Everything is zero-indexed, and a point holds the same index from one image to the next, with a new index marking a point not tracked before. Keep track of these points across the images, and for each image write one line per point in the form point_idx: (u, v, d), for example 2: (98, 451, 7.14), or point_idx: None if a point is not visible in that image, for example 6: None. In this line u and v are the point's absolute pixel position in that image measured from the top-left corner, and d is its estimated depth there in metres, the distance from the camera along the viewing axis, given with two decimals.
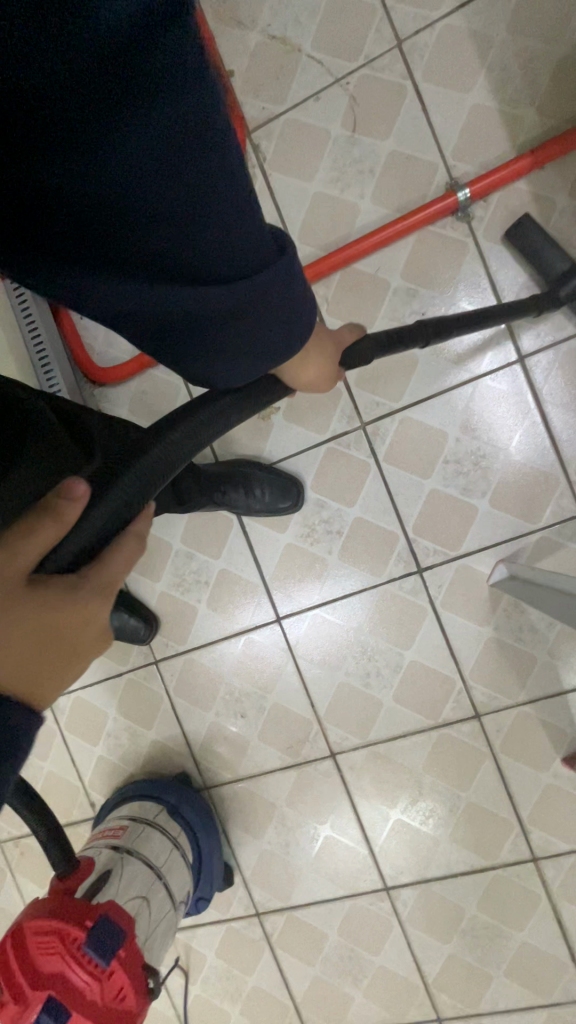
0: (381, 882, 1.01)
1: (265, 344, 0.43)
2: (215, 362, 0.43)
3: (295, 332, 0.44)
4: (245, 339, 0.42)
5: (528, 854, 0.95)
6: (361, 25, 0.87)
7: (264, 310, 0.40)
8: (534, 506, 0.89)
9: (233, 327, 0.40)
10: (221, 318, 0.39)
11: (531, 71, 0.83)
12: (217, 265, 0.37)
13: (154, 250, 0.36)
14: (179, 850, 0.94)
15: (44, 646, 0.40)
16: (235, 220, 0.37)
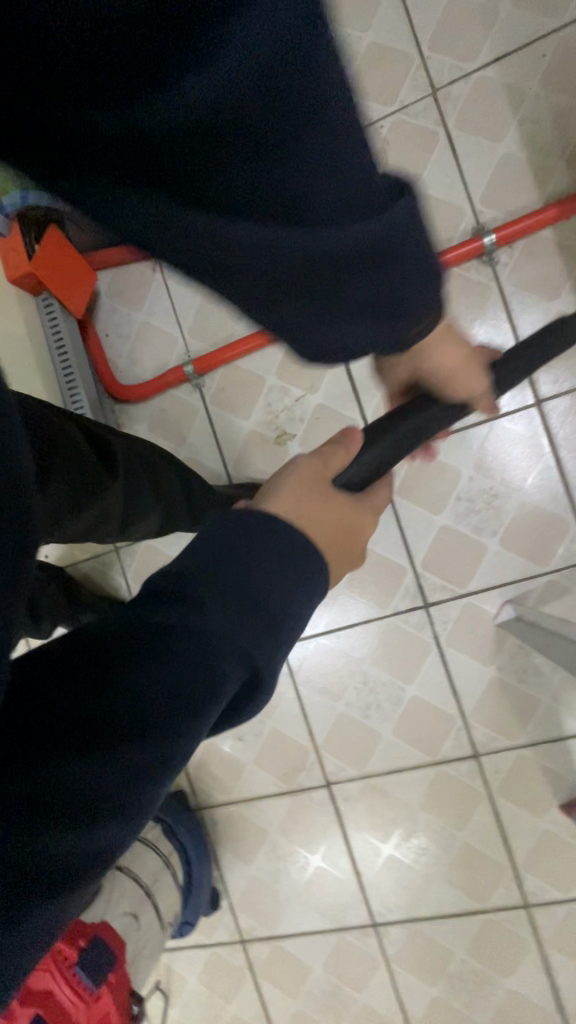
0: (369, 917, 1.00)
1: (407, 294, 0.38)
2: (345, 322, 0.39)
3: (429, 295, 0.40)
4: (389, 291, 0.38)
5: (520, 901, 0.93)
6: (398, 72, 0.90)
7: (401, 253, 0.37)
8: (544, 548, 0.89)
9: (372, 278, 0.36)
10: (352, 254, 0.35)
11: (561, 124, 0.85)
12: (330, 204, 0.34)
13: (257, 198, 0.33)
14: (170, 868, 0.95)
15: (349, 530, 0.48)
16: (349, 154, 0.34)
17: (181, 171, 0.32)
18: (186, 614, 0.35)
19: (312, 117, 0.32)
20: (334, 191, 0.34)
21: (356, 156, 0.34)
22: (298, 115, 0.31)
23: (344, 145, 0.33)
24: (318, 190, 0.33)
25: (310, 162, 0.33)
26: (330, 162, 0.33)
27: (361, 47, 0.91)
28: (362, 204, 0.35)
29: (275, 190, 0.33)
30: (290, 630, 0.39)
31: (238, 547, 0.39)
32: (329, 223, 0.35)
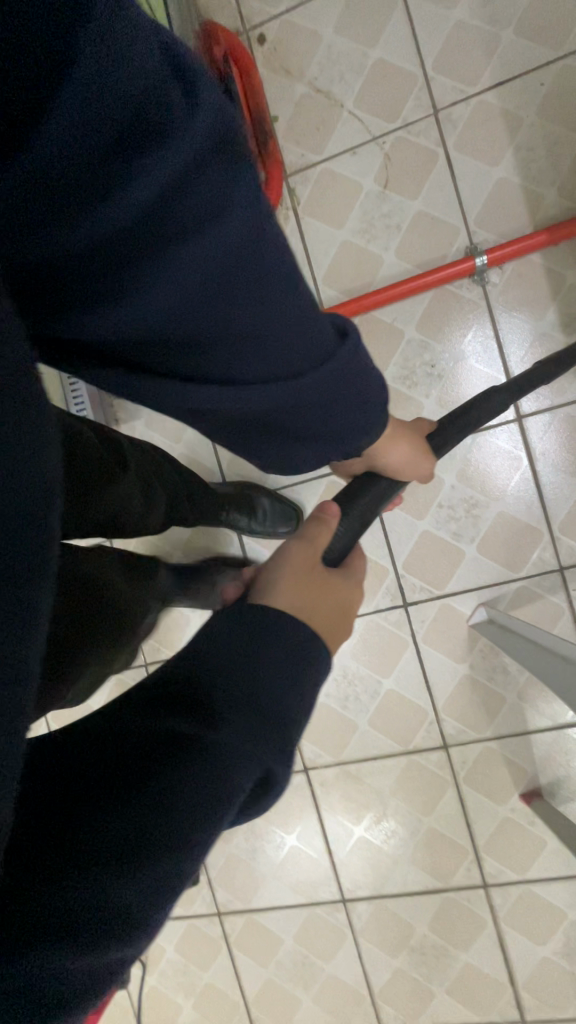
0: (339, 894, 1.07)
1: (343, 422, 0.45)
2: (287, 446, 0.45)
3: (377, 411, 0.46)
4: (322, 427, 0.44)
5: (479, 881, 1.00)
6: (402, 91, 0.93)
7: (336, 399, 0.43)
8: (517, 556, 0.95)
9: (307, 419, 0.43)
10: (287, 408, 0.41)
11: (555, 153, 0.89)
12: (282, 357, 0.39)
13: (222, 362, 0.37)
14: None
15: (349, 604, 0.55)
16: (295, 316, 0.38)
17: (161, 356, 0.36)
18: (204, 721, 0.38)
19: (243, 300, 0.35)
20: (286, 349, 0.39)
21: (299, 330, 0.39)
22: (244, 306, 0.36)
23: (289, 327, 0.38)
24: (260, 365, 0.38)
25: (266, 334, 0.37)
26: (270, 342, 0.38)
27: (368, 63, 0.94)
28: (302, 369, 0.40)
29: (233, 365, 0.38)
30: (294, 729, 0.42)
31: (249, 651, 0.42)
32: (277, 374, 0.39)
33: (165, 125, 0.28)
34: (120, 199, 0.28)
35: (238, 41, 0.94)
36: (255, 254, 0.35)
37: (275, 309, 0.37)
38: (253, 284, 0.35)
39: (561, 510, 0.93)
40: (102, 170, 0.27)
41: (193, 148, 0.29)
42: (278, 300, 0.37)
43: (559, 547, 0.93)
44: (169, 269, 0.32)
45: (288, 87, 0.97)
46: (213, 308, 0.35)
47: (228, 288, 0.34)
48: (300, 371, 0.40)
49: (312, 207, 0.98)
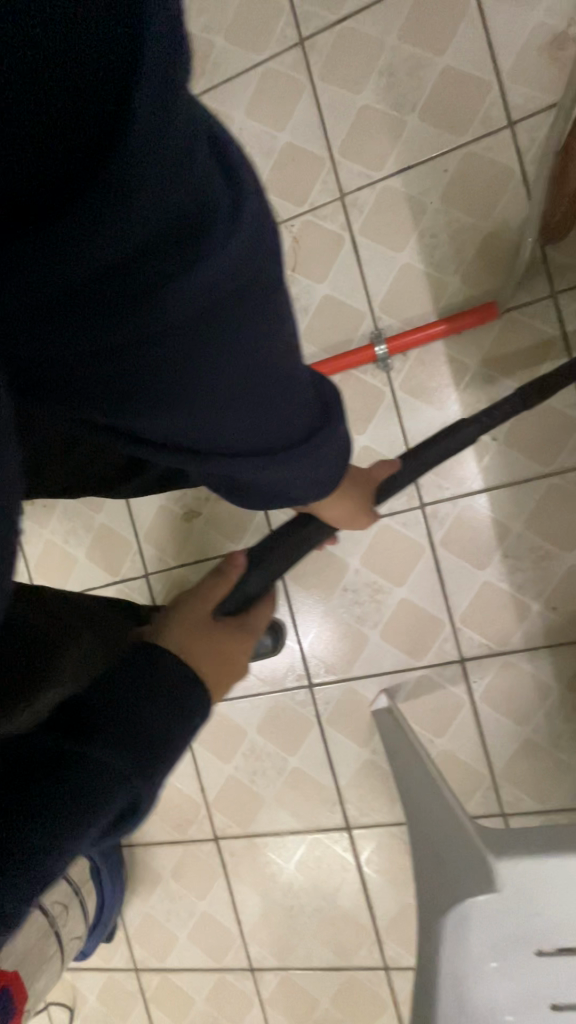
0: (247, 962, 1.08)
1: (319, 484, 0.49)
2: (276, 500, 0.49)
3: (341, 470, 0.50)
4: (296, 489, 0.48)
5: (380, 963, 1.00)
6: (309, 174, 0.92)
7: (315, 468, 0.46)
8: (418, 643, 0.93)
9: (287, 481, 0.46)
10: (283, 470, 0.45)
11: (458, 241, 0.87)
12: (281, 426, 0.43)
13: (230, 423, 0.41)
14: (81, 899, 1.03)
15: (231, 652, 0.63)
16: (294, 390, 0.42)
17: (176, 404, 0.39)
18: (92, 743, 0.42)
19: (257, 375, 0.40)
20: (284, 422, 0.43)
21: (294, 398, 0.43)
22: (255, 380, 0.40)
23: (287, 399, 0.42)
24: (263, 433, 0.42)
25: (272, 404, 0.41)
26: (268, 409, 0.41)
27: (277, 146, 0.94)
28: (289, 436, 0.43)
29: (239, 428, 0.42)
30: (172, 749, 0.47)
31: (132, 692, 0.48)
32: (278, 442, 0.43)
33: (212, 222, 0.32)
34: (171, 286, 0.32)
35: None
36: (270, 336, 0.39)
37: (282, 382, 0.41)
38: (266, 362, 0.40)
39: (461, 601, 0.91)
40: (149, 258, 0.31)
41: (239, 248, 0.34)
42: (286, 376, 0.41)
43: (460, 638, 0.91)
44: (202, 345, 0.36)
45: None
46: (232, 378, 0.39)
47: (246, 365, 0.39)
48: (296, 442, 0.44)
49: None
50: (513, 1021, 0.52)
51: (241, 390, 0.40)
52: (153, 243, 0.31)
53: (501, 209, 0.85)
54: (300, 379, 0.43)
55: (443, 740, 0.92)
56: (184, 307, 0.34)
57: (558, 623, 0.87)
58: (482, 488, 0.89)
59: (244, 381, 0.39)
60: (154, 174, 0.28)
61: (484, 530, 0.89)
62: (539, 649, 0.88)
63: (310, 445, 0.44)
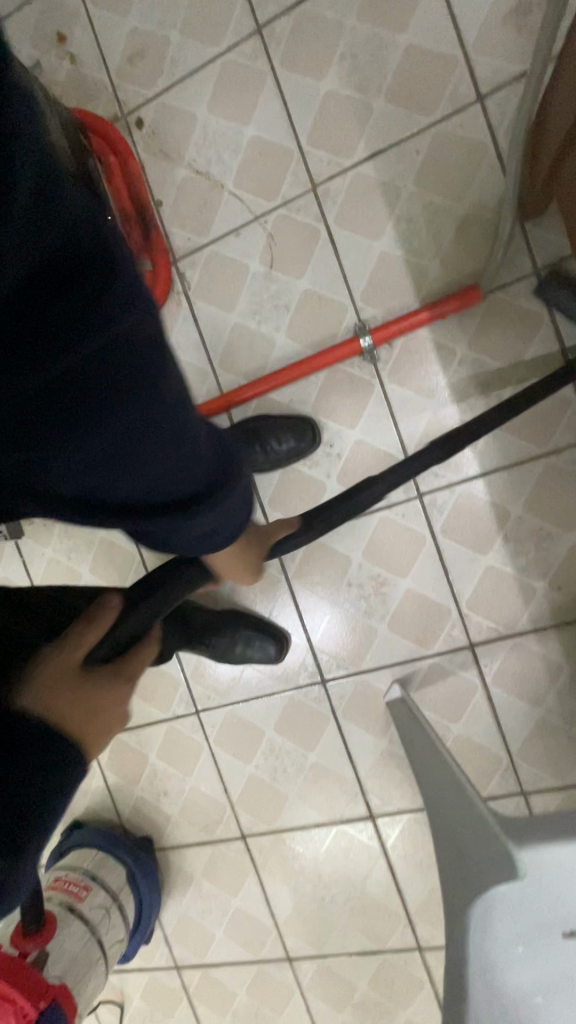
0: (284, 952, 1.10)
1: (217, 541, 0.49)
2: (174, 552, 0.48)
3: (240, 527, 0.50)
4: (212, 540, 0.48)
5: (414, 943, 1.02)
6: (279, 167, 0.90)
7: (226, 522, 0.47)
8: (426, 631, 0.93)
9: (203, 535, 0.46)
10: (178, 526, 0.43)
11: (435, 224, 0.85)
12: (172, 484, 0.41)
13: (120, 480, 0.39)
14: (123, 909, 1.05)
15: (104, 706, 0.58)
16: (187, 448, 0.41)
17: (62, 460, 0.36)
18: None
19: (149, 431, 0.38)
20: (175, 478, 0.41)
21: (188, 455, 0.41)
22: (147, 439, 0.38)
23: (195, 457, 0.42)
24: (153, 487, 0.41)
25: (166, 461, 0.40)
26: (178, 466, 0.41)
27: (243, 140, 0.91)
28: (198, 491, 0.43)
29: (129, 483, 0.39)
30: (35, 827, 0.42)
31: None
32: (168, 496, 0.42)
33: (89, 276, 0.31)
34: (47, 340, 0.30)
35: (111, 130, 0.93)
36: (158, 392, 0.37)
37: (176, 440, 0.40)
38: (159, 420, 0.38)
39: (466, 586, 0.91)
40: (20, 306, 0.28)
41: (115, 310, 0.32)
42: (180, 435, 0.40)
43: (468, 624, 0.91)
44: (85, 397, 0.34)
45: (169, 171, 0.95)
46: (124, 434, 0.37)
47: (136, 422, 0.37)
48: (188, 499, 0.43)
49: (202, 290, 0.96)
50: (544, 1005, 0.53)
51: (133, 448, 0.38)
52: (29, 295, 0.29)
53: (477, 187, 0.83)
54: (197, 438, 0.42)
55: (458, 725, 0.93)
56: (63, 358, 0.31)
57: (564, 601, 0.87)
58: (479, 472, 0.88)
59: (138, 438, 0.38)
60: (18, 224, 0.26)
61: (483, 514, 0.89)
62: (547, 628, 0.88)
63: (221, 497, 0.45)
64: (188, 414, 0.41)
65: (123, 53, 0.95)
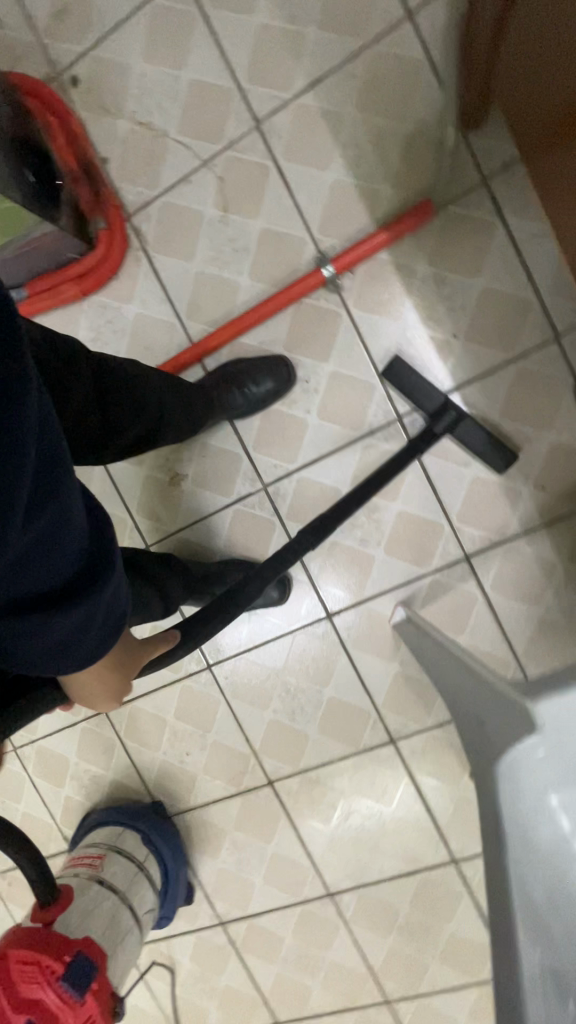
0: (325, 889, 1.12)
1: (88, 643, 0.50)
2: (40, 657, 0.48)
3: (112, 625, 0.53)
4: (73, 645, 0.49)
5: (449, 857, 1.05)
6: (220, 109, 0.90)
7: (89, 625, 0.49)
8: (423, 551, 0.96)
9: (71, 636, 0.48)
10: (46, 623, 0.45)
11: (381, 146, 0.86)
12: (46, 574, 0.44)
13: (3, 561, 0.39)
14: (147, 874, 1.06)
15: None
16: (67, 539, 0.44)
17: None
18: None
19: (35, 509, 0.41)
20: (48, 570, 0.44)
21: (66, 548, 0.45)
22: (34, 516, 0.41)
23: (62, 560, 0.44)
24: (28, 577, 0.43)
25: (47, 546, 0.43)
26: (56, 557, 0.44)
27: (181, 85, 0.91)
28: (55, 593, 0.45)
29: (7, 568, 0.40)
30: None
31: None
32: (41, 590, 0.44)
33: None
34: None
35: (43, 86, 0.91)
36: (45, 473, 0.42)
37: (58, 524, 0.43)
38: (45, 499, 0.42)
39: (455, 500, 0.94)
40: None
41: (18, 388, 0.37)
42: (63, 519, 0.43)
43: (461, 536, 0.94)
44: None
45: (111, 126, 0.95)
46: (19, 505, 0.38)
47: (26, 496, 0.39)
48: (59, 593, 0.46)
49: (160, 243, 0.96)
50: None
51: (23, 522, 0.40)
52: None
53: (417, 104, 0.84)
54: (79, 529, 0.46)
55: (464, 637, 0.95)
56: None
57: (549, 500, 0.90)
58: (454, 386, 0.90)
59: (26, 511, 0.40)
60: None
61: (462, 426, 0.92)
62: (537, 528, 0.91)
63: (84, 603, 0.47)
64: (72, 503, 0.45)
65: (48, 11, 0.94)
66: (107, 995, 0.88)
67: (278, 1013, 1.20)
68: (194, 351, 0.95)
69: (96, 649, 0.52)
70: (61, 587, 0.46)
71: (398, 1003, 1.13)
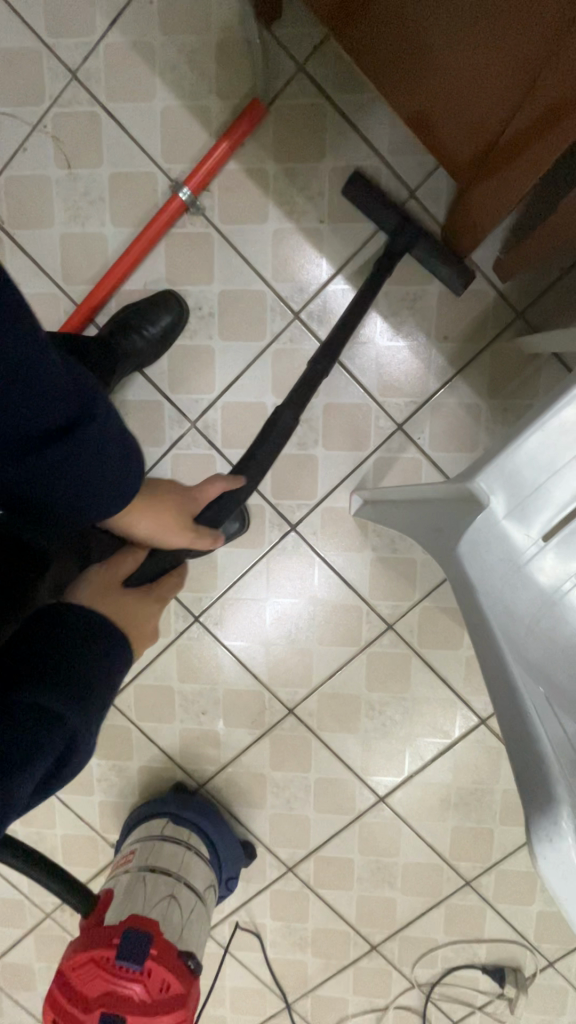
0: (375, 796, 1.13)
1: (107, 484, 0.53)
2: (66, 502, 0.52)
3: (129, 470, 0.54)
4: (90, 485, 0.52)
5: (477, 719, 1.08)
6: (34, 71, 0.91)
7: (94, 472, 0.51)
8: (359, 435, 0.98)
9: (83, 480, 0.51)
10: (51, 469, 0.48)
11: (197, 62, 0.89)
12: (34, 426, 0.45)
13: None
14: (192, 848, 1.05)
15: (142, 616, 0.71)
16: (40, 389, 0.44)
17: None
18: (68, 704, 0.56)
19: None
20: (33, 420, 0.45)
21: (40, 396, 0.44)
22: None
23: (46, 404, 0.45)
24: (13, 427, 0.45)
25: (15, 397, 0.43)
26: (33, 406, 0.44)
27: None
28: (50, 436, 0.47)
29: None
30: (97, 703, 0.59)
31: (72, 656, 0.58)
32: (37, 439, 0.46)
33: None
34: None
35: None
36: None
37: (25, 372, 0.43)
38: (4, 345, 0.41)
39: (373, 376, 0.97)
40: None
41: None
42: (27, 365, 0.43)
43: (389, 409, 0.97)
44: None
45: None
46: None
47: None
48: (51, 440, 0.47)
49: (17, 218, 0.96)
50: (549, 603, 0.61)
51: None
52: None
53: (217, 13, 0.87)
54: (54, 375, 0.45)
55: None
56: None
57: (455, 348, 0.95)
58: (333, 269, 0.94)
59: None
60: None
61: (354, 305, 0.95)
62: (453, 378, 0.95)
63: (76, 448, 0.48)
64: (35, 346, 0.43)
65: None
66: (179, 959, 0.86)
67: (371, 937, 1.19)
68: (86, 304, 0.94)
69: (118, 494, 0.55)
70: (54, 433, 0.47)
71: (478, 879, 1.14)
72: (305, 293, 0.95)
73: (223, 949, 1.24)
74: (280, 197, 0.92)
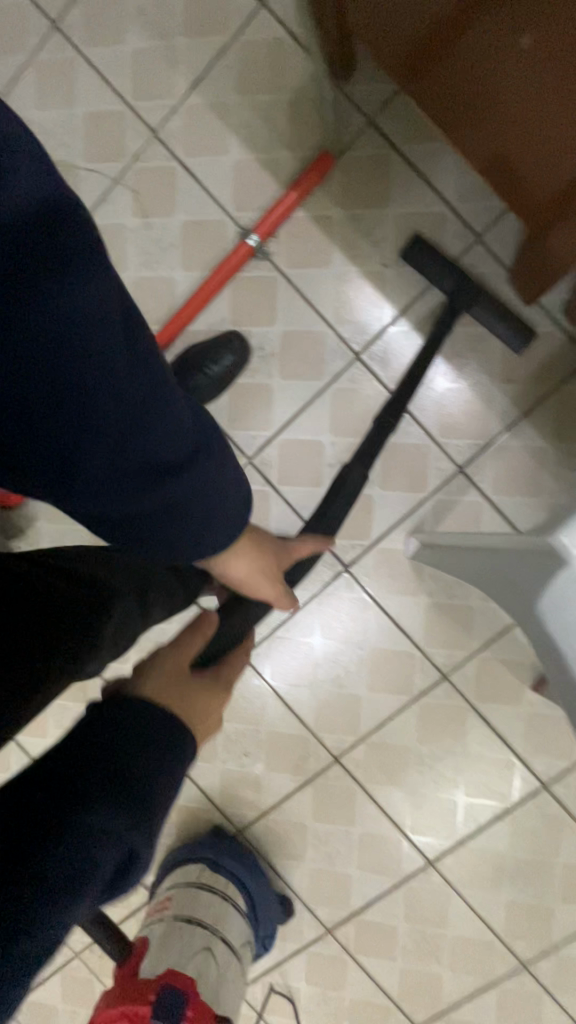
0: (423, 858, 1.06)
1: (221, 517, 0.52)
2: (187, 539, 0.51)
3: (238, 502, 0.54)
4: (210, 516, 0.51)
5: (538, 783, 1.00)
6: (118, 130, 0.98)
7: (213, 501, 0.51)
8: (418, 476, 0.96)
9: (204, 510, 0.50)
10: (176, 502, 0.48)
11: (271, 119, 0.93)
12: (163, 457, 0.46)
13: (117, 443, 0.43)
14: (229, 899, 1.00)
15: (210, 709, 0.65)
16: (169, 418, 0.45)
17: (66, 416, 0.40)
18: (128, 817, 0.47)
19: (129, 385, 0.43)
20: (163, 451, 0.46)
21: (169, 425, 0.46)
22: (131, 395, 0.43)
23: (174, 428, 0.46)
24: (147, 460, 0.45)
25: (148, 427, 0.44)
26: (164, 435, 0.45)
27: (78, 119, 0.98)
28: (177, 466, 0.47)
29: (123, 453, 0.44)
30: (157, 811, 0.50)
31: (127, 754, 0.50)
32: (165, 472, 0.47)
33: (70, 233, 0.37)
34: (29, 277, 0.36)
35: None
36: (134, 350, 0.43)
37: (155, 403, 0.44)
38: (140, 376, 0.43)
39: (433, 417, 0.95)
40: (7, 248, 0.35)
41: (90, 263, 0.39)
42: (157, 396, 0.45)
43: (450, 451, 0.95)
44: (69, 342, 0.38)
45: None
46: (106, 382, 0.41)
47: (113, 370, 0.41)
48: (179, 471, 0.47)
49: None
50: None
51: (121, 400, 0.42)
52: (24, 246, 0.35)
53: (291, 74, 0.91)
54: (177, 408, 0.46)
55: None
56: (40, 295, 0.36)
57: (521, 390, 0.92)
58: (396, 312, 0.94)
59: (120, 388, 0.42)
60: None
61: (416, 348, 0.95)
62: (518, 421, 0.93)
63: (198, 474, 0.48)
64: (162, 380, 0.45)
65: None
66: None
67: (414, 1016, 1.10)
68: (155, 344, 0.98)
69: (230, 527, 0.54)
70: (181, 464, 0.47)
71: (536, 963, 1.04)
72: (367, 335, 0.95)
73: (254, 1011, 1.16)
74: (345, 243, 0.94)
